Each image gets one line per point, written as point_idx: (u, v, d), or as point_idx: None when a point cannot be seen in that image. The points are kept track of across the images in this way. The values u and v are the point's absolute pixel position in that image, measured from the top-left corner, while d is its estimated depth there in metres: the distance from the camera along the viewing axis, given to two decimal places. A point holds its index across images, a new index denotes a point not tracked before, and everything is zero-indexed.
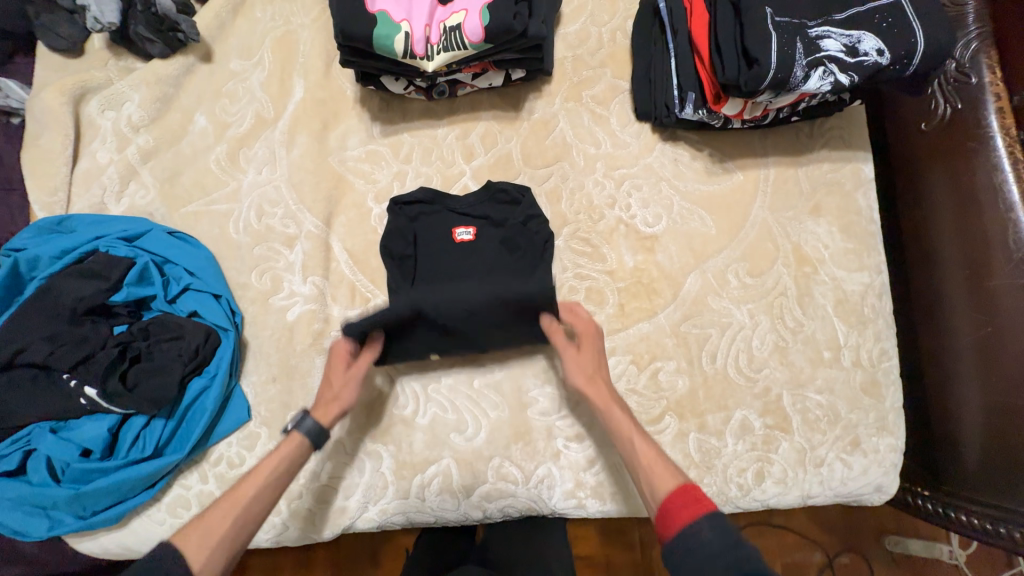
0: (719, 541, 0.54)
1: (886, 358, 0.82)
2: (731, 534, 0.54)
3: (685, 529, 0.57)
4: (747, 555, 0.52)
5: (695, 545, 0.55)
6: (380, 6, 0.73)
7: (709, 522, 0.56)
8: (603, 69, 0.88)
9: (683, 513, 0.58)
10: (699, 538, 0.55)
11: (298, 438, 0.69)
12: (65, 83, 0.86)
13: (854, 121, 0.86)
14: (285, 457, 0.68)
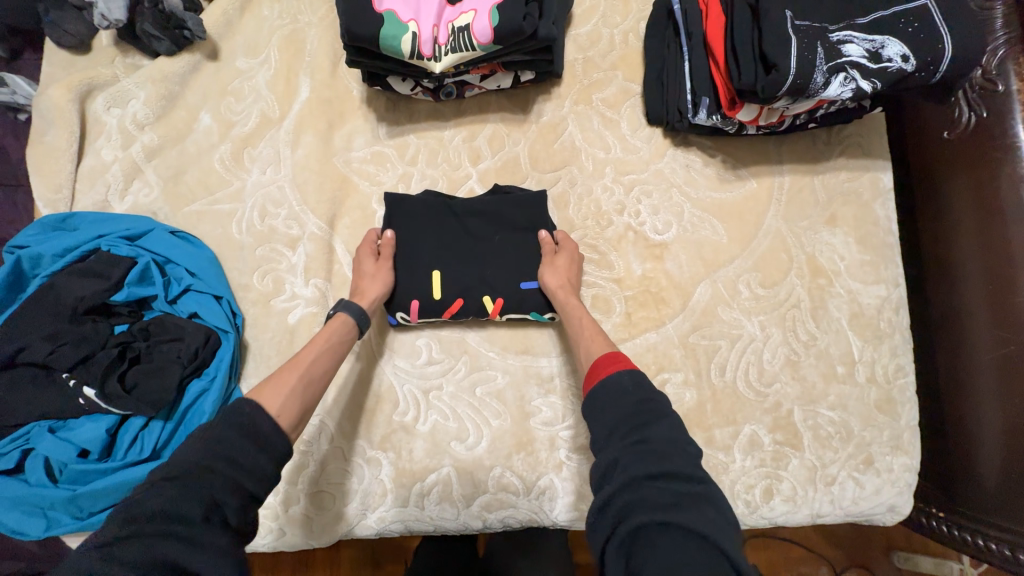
0: (632, 390, 0.58)
1: (902, 374, 0.79)
2: (642, 384, 0.59)
3: (603, 381, 0.61)
4: (652, 403, 0.57)
5: (611, 392, 0.59)
6: (387, 6, 0.71)
7: (626, 376, 0.60)
8: (614, 72, 0.86)
9: (606, 368, 0.63)
10: (615, 385, 0.60)
11: (345, 317, 0.73)
12: (71, 80, 0.85)
13: (873, 128, 0.83)
14: (333, 329, 0.72)
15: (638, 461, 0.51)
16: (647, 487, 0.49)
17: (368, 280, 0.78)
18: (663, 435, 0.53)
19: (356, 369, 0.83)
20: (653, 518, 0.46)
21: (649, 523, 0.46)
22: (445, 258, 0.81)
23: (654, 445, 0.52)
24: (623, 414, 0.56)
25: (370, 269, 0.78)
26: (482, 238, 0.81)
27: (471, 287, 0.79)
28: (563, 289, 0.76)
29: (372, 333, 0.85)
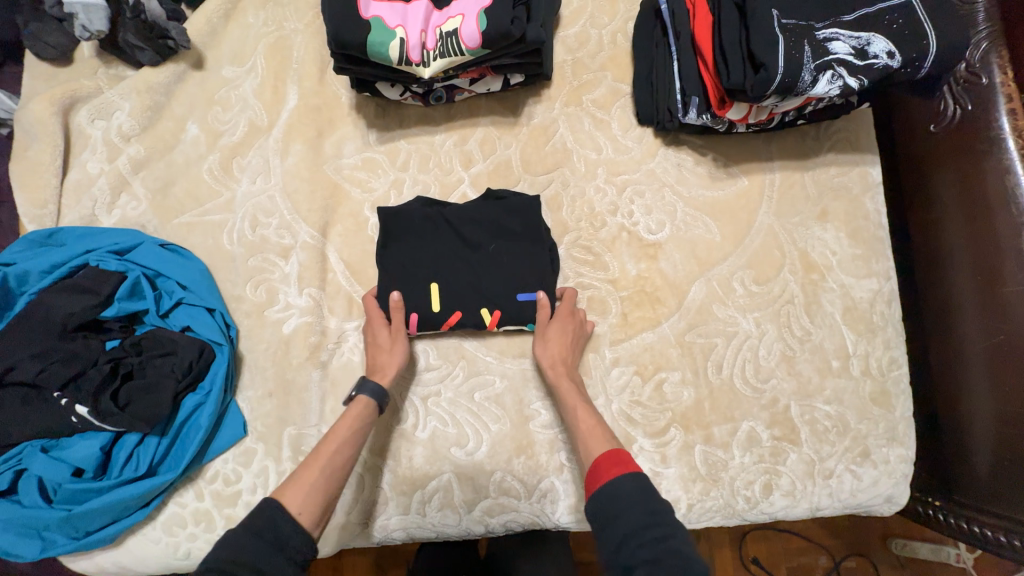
0: (637, 497, 0.57)
1: (896, 367, 0.80)
2: (649, 492, 0.58)
3: (608, 484, 0.60)
4: (660, 514, 0.55)
5: (617, 500, 0.58)
6: (373, 13, 0.71)
7: (631, 480, 0.59)
8: (604, 72, 0.86)
9: (610, 470, 0.61)
10: (621, 493, 0.58)
11: (366, 400, 0.72)
12: (54, 93, 0.84)
13: (861, 123, 0.84)
14: (357, 418, 0.70)
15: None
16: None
17: (384, 353, 0.77)
18: (675, 555, 0.51)
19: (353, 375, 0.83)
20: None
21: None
22: (441, 264, 0.80)
23: (666, 564, 0.51)
24: (630, 526, 0.55)
25: (386, 341, 0.77)
26: (477, 245, 0.81)
27: (468, 293, 0.79)
28: (555, 368, 0.75)
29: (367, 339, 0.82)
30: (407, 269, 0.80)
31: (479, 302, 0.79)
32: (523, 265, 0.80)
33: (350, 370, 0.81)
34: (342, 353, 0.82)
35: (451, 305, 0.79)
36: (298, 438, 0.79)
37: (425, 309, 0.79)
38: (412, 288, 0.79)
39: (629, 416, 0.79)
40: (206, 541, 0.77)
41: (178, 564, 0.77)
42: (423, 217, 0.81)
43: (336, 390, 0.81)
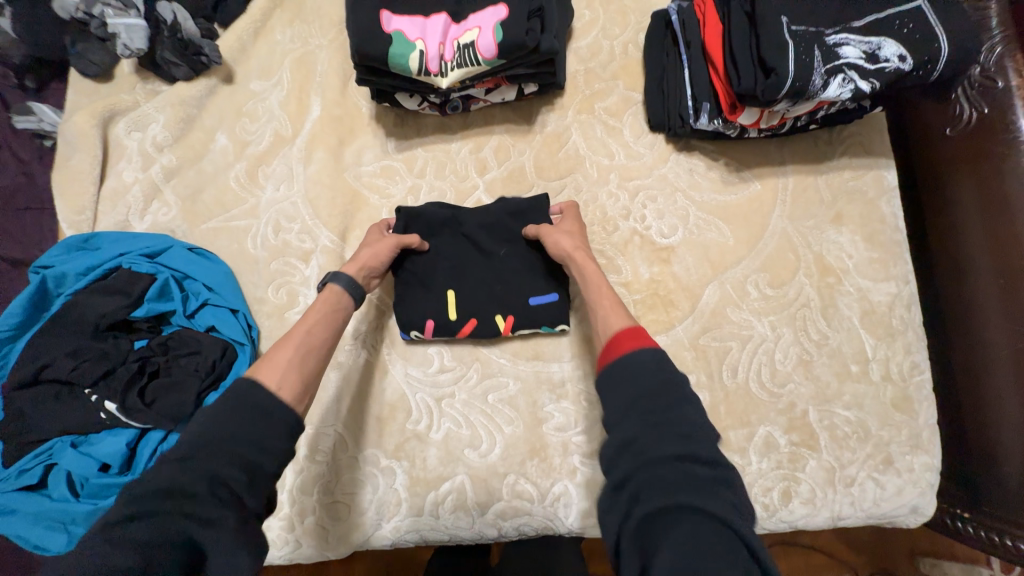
0: (654, 368, 0.56)
1: (918, 372, 0.78)
2: (667, 367, 0.56)
3: (623, 355, 0.59)
4: (675, 386, 0.54)
5: (632, 368, 0.56)
6: (394, 26, 0.74)
7: (650, 354, 0.57)
8: (615, 81, 0.88)
9: (628, 342, 0.60)
10: (638, 362, 0.57)
11: (334, 286, 0.72)
12: (95, 107, 0.89)
13: (875, 127, 0.84)
14: (326, 300, 0.70)
15: (657, 446, 0.50)
16: (664, 474, 0.47)
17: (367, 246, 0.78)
18: (686, 420, 0.51)
19: (367, 374, 0.84)
20: (670, 509, 0.45)
21: (668, 508, 0.45)
22: (453, 272, 0.83)
23: (676, 429, 0.51)
24: (644, 393, 0.54)
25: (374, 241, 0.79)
26: (488, 252, 0.83)
27: (481, 302, 0.81)
28: (577, 254, 0.74)
29: (383, 341, 0.86)
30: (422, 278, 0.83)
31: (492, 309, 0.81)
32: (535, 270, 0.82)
33: (367, 371, 0.84)
34: (359, 355, 0.85)
35: (466, 311, 0.81)
36: (315, 438, 0.82)
37: (441, 316, 0.81)
38: (428, 296, 0.82)
39: None
40: None
41: None
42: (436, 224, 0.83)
43: (353, 391, 0.83)
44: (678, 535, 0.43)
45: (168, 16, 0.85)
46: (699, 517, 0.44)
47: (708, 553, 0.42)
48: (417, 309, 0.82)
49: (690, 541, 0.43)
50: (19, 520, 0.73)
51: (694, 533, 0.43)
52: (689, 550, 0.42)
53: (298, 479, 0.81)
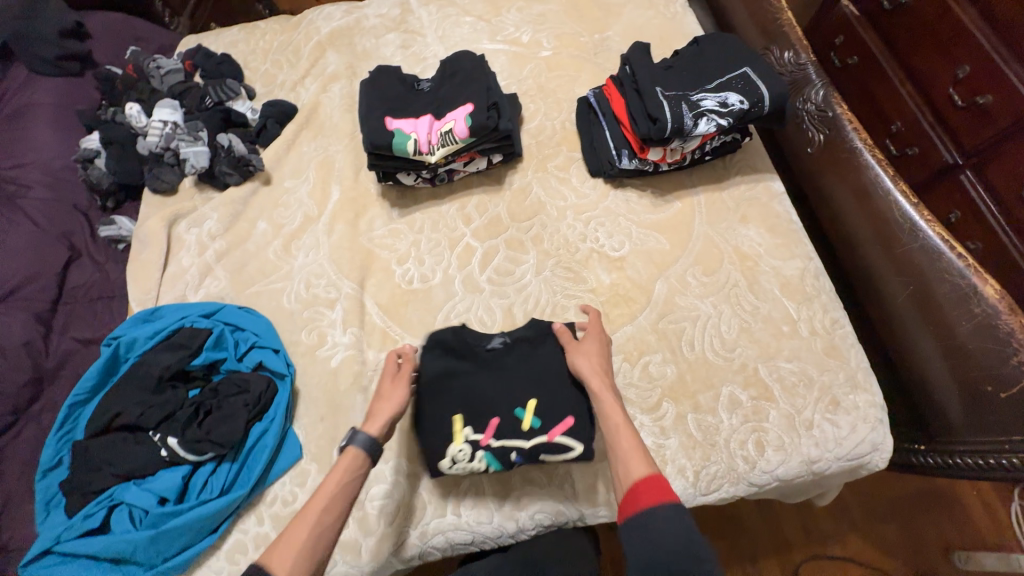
0: (676, 530, 0.62)
1: (839, 326, 0.96)
2: (688, 529, 0.62)
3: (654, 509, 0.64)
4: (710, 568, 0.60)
5: (652, 528, 0.62)
6: (395, 124, 1.03)
7: (671, 511, 0.63)
8: (560, 147, 1.18)
9: (647, 498, 0.65)
10: (666, 523, 0.62)
11: (355, 452, 0.75)
12: (164, 213, 1.15)
13: (754, 152, 1.13)
14: (345, 469, 0.73)
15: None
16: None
17: (386, 400, 0.82)
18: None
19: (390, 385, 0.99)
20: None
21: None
22: (501, 378, 0.90)
23: None
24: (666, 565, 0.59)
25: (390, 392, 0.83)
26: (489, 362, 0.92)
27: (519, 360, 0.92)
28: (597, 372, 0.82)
29: None
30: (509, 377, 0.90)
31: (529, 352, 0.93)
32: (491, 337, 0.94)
33: None
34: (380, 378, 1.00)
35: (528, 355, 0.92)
36: None
37: (533, 358, 0.92)
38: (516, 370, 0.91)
39: (625, 397, 0.93)
40: None
41: None
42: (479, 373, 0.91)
43: None
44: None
45: (225, 143, 1.17)
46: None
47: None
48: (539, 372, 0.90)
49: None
50: (76, 567, 0.83)
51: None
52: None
53: None
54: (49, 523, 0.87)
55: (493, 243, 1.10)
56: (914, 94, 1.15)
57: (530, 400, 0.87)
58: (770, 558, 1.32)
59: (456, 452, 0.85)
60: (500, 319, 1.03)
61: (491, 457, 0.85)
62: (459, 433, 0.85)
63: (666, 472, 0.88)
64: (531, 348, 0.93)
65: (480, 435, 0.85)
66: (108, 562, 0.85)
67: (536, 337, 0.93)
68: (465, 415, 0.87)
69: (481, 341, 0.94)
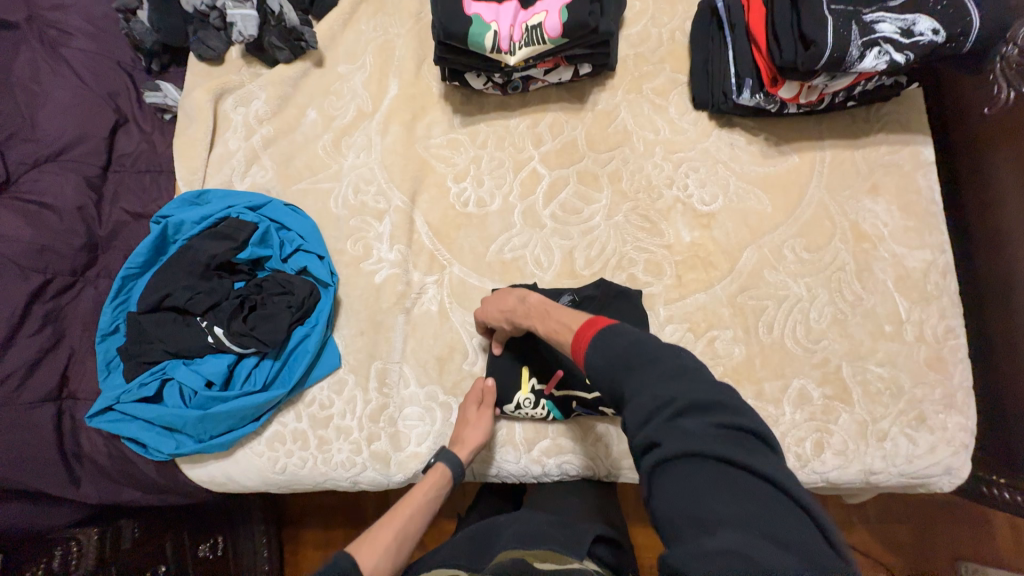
0: (607, 344, 0.57)
1: (952, 335, 0.82)
2: (612, 333, 0.58)
3: (591, 344, 0.59)
4: (659, 344, 0.55)
5: (598, 365, 0.57)
6: (473, 9, 0.85)
7: (596, 338, 0.59)
8: (663, 65, 0.97)
9: (583, 341, 0.61)
10: (594, 357, 0.58)
11: (443, 469, 0.80)
12: (210, 85, 1.05)
13: (913, 105, 0.89)
14: (433, 483, 0.79)
15: (644, 393, 0.51)
16: (674, 439, 0.48)
17: (470, 429, 0.84)
18: (679, 366, 0.52)
19: (433, 311, 0.95)
20: (678, 455, 0.47)
21: (683, 461, 0.47)
22: None
23: (650, 376, 0.52)
24: (619, 376, 0.54)
25: (472, 417, 0.85)
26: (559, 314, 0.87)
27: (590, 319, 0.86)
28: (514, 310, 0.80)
29: (446, 293, 0.95)
30: None
31: (604, 306, 0.86)
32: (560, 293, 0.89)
33: (429, 318, 0.94)
34: (423, 303, 0.95)
35: (601, 309, 0.86)
36: (384, 371, 0.93)
37: (606, 309, 0.86)
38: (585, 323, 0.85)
39: None
40: (301, 458, 0.91)
41: (275, 477, 0.92)
42: None
43: (416, 333, 0.94)
44: (688, 497, 0.45)
45: (275, 8, 0.99)
46: (729, 475, 0.45)
47: (722, 490, 0.45)
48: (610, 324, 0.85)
49: (682, 486, 0.46)
50: (135, 426, 0.90)
51: (702, 480, 0.45)
52: (694, 488, 0.45)
53: (366, 408, 0.92)
54: (109, 384, 0.92)
55: (563, 173, 0.96)
56: None
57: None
58: None
59: (521, 398, 0.86)
60: (558, 262, 0.93)
61: (552, 405, 0.85)
62: (524, 382, 0.86)
63: None
64: (600, 308, 0.86)
65: (544, 384, 0.85)
66: (162, 429, 0.91)
67: (610, 290, 0.87)
68: (532, 368, 0.86)
69: (550, 296, 0.89)
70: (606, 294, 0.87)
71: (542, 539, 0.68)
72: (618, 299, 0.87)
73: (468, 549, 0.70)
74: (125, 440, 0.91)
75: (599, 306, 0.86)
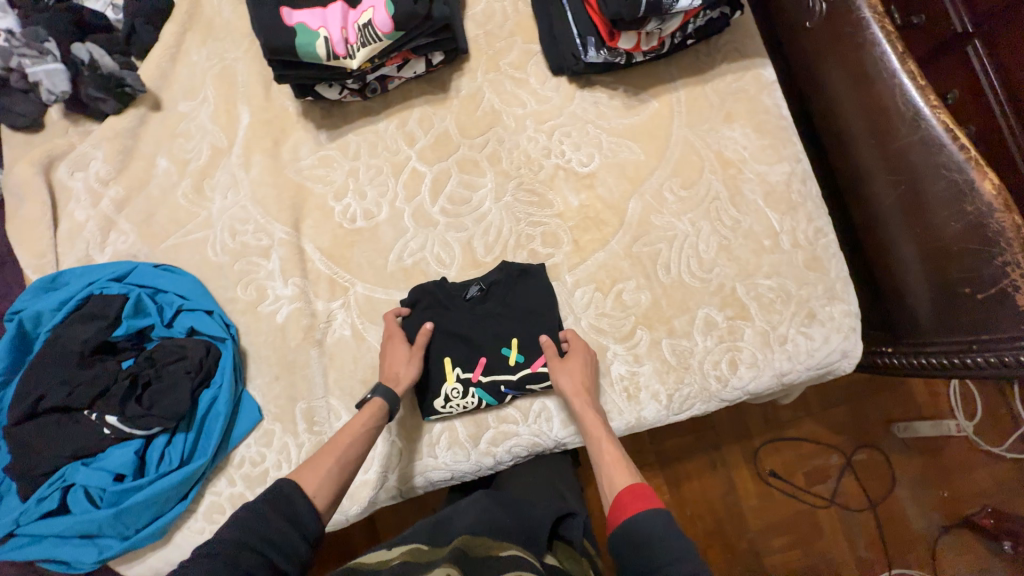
0: (653, 527, 0.62)
1: (823, 235, 0.89)
2: (663, 521, 0.62)
3: (638, 518, 0.63)
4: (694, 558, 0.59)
5: (637, 540, 0.62)
6: (296, 19, 0.82)
7: (645, 516, 0.63)
8: (513, 38, 0.97)
9: (629, 507, 0.65)
10: (639, 531, 0.62)
11: (379, 402, 0.78)
12: (33, 156, 0.94)
13: (745, 33, 0.95)
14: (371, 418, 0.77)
15: None
16: None
17: None
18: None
19: (348, 335, 0.91)
20: None
21: None
22: (484, 328, 0.87)
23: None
24: (654, 563, 0.59)
25: None
26: (470, 307, 0.88)
27: (500, 306, 0.88)
28: (579, 396, 0.79)
29: (356, 314, 0.92)
30: (490, 316, 0.87)
31: (511, 290, 0.88)
32: (466, 286, 0.89)
33: (345, 344, 0.91)
34: (334, 330, 0.92)
35: (506, 293, 0.88)
36: (310, 411, 0.89)
37: (512, 291, 0.88)
38: (497, 312, 0.87)
39: (598, 327, 0.88)
40: None
41: None
42: (461, 319, 0.87)
43: (335, 363, 0.91)
44: None
45: (84, 56, 0.90)
46: None
47: None
48: (520, 304, 0.88)
49: None
50: (48, 545, 0.81)
51: None
52: None
53: (301, 451, 0.88)
54: (4, 508, 0.82)
55: (443, 166, 0.95)
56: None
57: (514, 338, 0.86)
58: (731, 445, 1.34)
59: (448, 390, 0.85)
60: (459, 255, 0.92)
61: (482, 392, 0.85)
62: (449, 373, 0.86)
63: (640, 398, 0.86)
64: (509, 290, 0.88)
65: (470, 372, 0.85)
66: (80, 539, 0.82)
67: (514, 272, 0.88)
68: (456, 357, 0.86)
69: (459, 291, 0.88)
70: (511, 276, 0.88)
71: (499, 531, 0.67)
72: (522, 278, 0.89)
73: (423, 531, 0.67)
74: (41, 563, 0.82)
75: (506, 289, 0.88)
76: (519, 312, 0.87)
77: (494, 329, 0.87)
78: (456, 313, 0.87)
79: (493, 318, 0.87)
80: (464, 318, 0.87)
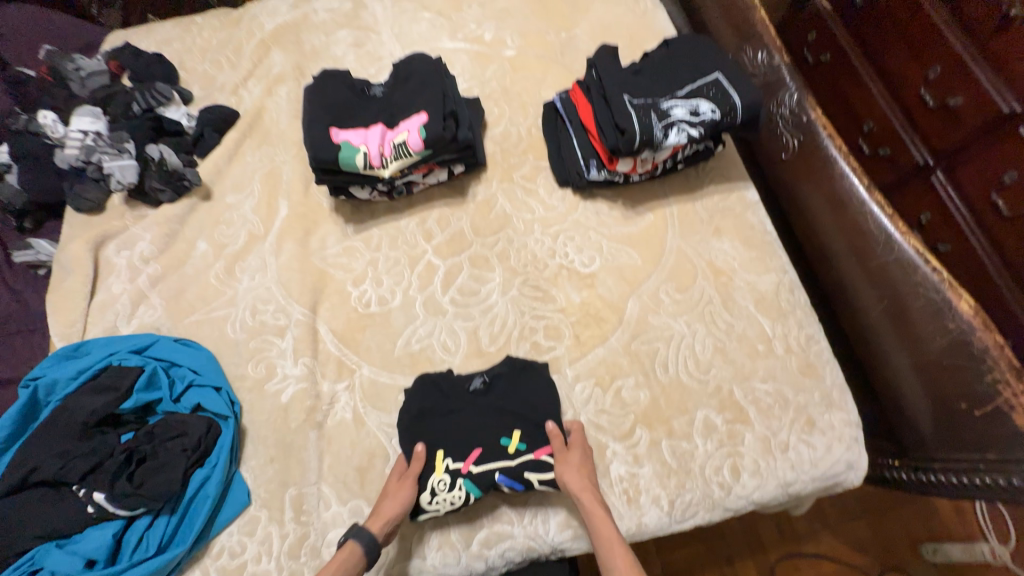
0: None
1: (814, 342, 0.93)
2: None
3: None
4: None
5: None
6: (342, 137, 0.96)
7: None
8: (526, 155, 1.11)
9: None
10: None
11: (354, 546, 0.75)
12: (88, 235, 1.04)
13: (729, 160, 1.08)
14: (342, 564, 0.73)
15: None
16: None
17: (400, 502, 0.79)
18: None
19: (349, 419, 0.92)
20: None
21: None
22: (482, 421, 0.88)
23: None
24: None
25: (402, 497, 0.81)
26: (471, 398, 0.90)
27: (499, 398, 0.90)
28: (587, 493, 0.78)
29: (359, 397, 0.93)
30: (489, 407, 0.89)
31: (512, 381, 0.91)
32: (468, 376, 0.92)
33: (345, 427, 0.91)
34: (336, 413, 0.93)
35: (506, 385, 0.90)
36: (300, 497, 0.87)
37: (513, 382, 0.90)
38: (496, 404, 0.89)
39: (597, 424, 0.88)
40: None
41: None
42: (461, 408, 0.89)
43: (332, 447, 0.90)
44: None
45: (155, 155, 1.06)
46: None
47: None
48: (521, 395, 0.89)
49: None
50: None
51: None
52: None
53: (284, 543, 0.84)
54: None
55: (456, 261, 1.03)
56: (883, 92, 1.07)
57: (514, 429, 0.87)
58: (745, 560, 1.24)
59: (435, 483, 0.82)
60: (465, 343, 0.96)
61: (470, 483, 0.82)
62: (439, 464, 0.84)
63: (639, 502, 0.83)
64: (509, 382, 0.91)
65: (461, 462, 0.84)
66: None
67: (516, 365, 0.91)
68: (449, 447, 0.86)
69: (461, 381, 0.91)
70: (512, 368, 0.91)
71: None
72: (523, 370, 0.91)
73: None
74: None
75: (506, 381, 0.91)
76: (517, 403, 0.89)
77: (491, 421, 0.88)
78: (456, 403, 0.89)
79: (492, 410, 0.89)
80: (466, 410, 0.89)
